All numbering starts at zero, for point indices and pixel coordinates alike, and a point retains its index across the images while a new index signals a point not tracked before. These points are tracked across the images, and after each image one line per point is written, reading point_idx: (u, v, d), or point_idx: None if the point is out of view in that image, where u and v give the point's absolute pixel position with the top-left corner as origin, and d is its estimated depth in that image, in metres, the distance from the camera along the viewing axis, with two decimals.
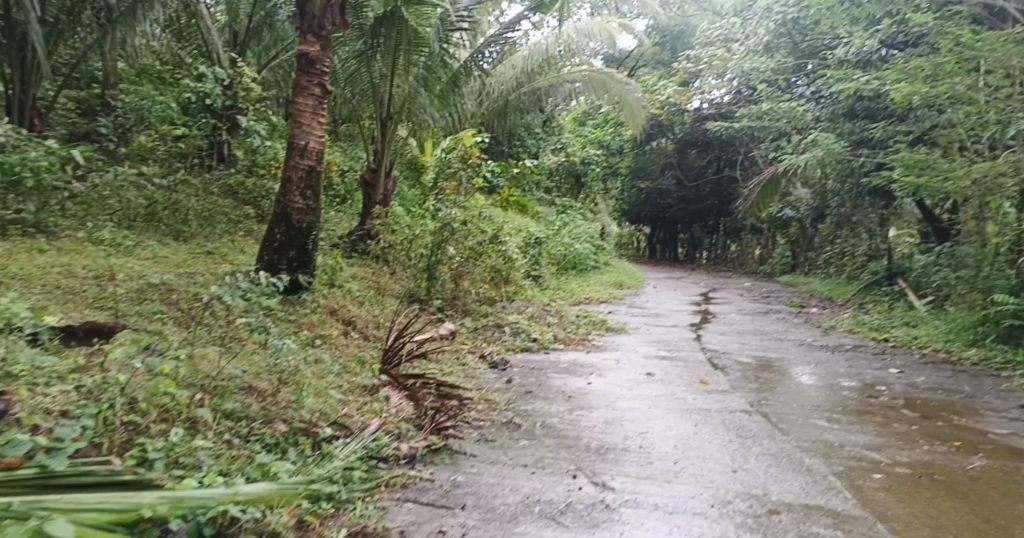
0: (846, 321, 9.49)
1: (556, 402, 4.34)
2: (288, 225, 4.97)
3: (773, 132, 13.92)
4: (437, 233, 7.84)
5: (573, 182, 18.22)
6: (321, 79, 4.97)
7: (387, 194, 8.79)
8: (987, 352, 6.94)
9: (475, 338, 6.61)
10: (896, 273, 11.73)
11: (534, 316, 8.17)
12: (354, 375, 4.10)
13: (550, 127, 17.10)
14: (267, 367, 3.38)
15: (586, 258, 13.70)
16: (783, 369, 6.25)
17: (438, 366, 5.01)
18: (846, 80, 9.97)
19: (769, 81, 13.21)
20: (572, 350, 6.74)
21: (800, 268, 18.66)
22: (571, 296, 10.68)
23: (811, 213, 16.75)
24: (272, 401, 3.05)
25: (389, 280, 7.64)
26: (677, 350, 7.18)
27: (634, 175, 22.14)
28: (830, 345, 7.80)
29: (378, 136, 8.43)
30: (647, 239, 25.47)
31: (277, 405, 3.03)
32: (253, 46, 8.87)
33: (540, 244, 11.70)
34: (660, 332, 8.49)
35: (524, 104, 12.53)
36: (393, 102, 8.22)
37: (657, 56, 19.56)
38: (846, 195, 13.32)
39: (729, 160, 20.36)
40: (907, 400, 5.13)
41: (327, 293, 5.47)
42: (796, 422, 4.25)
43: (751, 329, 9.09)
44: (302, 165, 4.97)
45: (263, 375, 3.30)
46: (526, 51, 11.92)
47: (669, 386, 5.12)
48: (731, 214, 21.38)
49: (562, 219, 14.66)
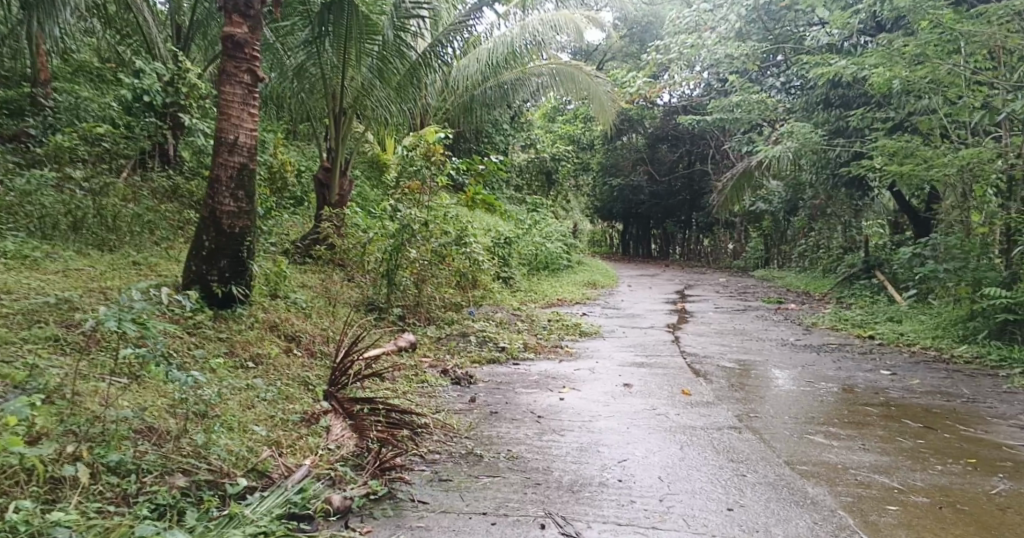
0: (826, 317, 9.13)
1: (524, 425, 3.85)
2: (218, 231, 4.53)
3: (745, 123, 13.52)
4: (393, 236, 7.30)
5: (543, 179, 17.79)
6: (249, 65, 4.57)
7: (343, 194, 8.33)
8: (980, 349, 6.59)
9: (437, 349, 6.13)
10: (874, 265, 11.41)
11: (503, 322, 7.68)
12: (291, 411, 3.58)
13: (518, 123, 16.62)
14: (169, 406, 2.96)
15: (557, 257, 13.24)
16: (763, 371, 5.87)
17: (393, 386, 4.55)
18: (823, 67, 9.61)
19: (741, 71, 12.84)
20: (543, 360, 6.25)
21: (774, 262, 18.35)
22: (541, 298, 10.21)
23: (785, 206, 16.44)
24: (171, 448, 2.68)
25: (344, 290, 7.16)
26: (655, 355, 6.72)
27: (605, 170, 21.76)
28: (813, 345, 7.40)
29: (330, 132, 8.04)
30: (619, 235, 25.08)
31: (178, 452, 2.66)
32: (197, 36, 8.15)
33: (510, 243, 11.21)
34: (635, 335, 8.04)
35: (491, 100, 12.13)
36: (347, 97, 7.85)
37: (626, 48, 19.18)
38: (822, 187, 12.98)
39: (701, 154, 20.06)
40: (904, 407, 4.73)
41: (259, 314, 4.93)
42: (792, 440, 3.81)
43: (729, 328, 8.71)
44: (231, 163, 4.54)
45: (166, 413, 2.89)
46: (491, 43, 11.36)
47: (649, 399, 4.68)
48: (702, 208, 21.04)
49: (533, 217, 14.21)
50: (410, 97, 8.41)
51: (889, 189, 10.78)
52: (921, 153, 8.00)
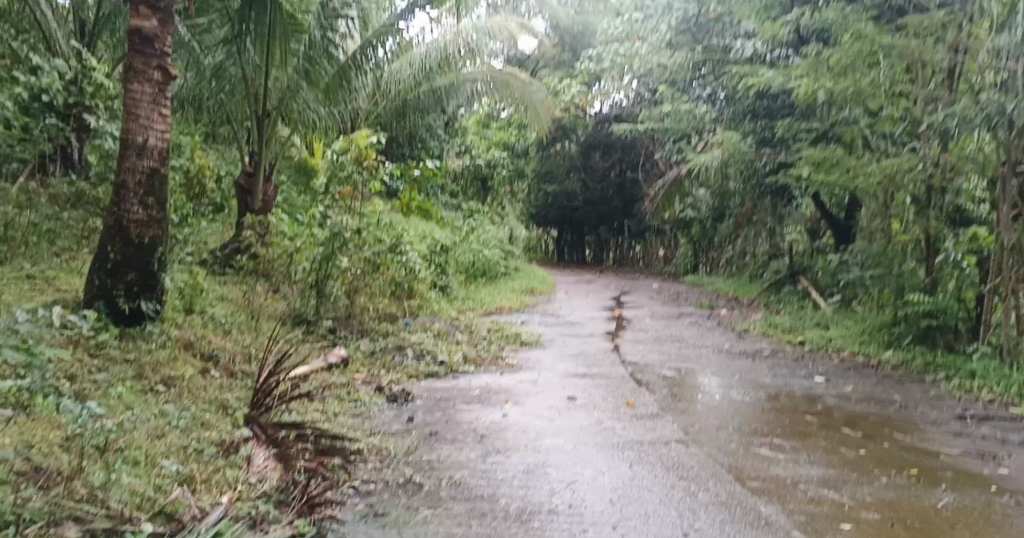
0: (758, 323, 8.91)
1: (465, 446, 3.77)
2: (125, 244, 4.40)
3: (676, 132, 13.66)
4: (325, 244, 7.13)
5: (478, 186, 17.67)
6: (160, 61, 4.35)
7: (266, 199, 8.30)
8: (906, 354, 6.37)
9: (372, 365, 5.88)
10: (799, 271, 11.47)
11: (441, 333, 7.45)
12: (210, 447, 3.35)
13: (453, 129, 16.45)
14: (58, 447, 2.83)
15: (495, 264, 13.09)
16: (688, 376, 6.02)
17: (323, 407, 4.39)
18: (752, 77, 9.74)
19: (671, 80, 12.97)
20: (484, 373, 6.08)
21: (705, 267, 18.53)
22: (479, 306, 10.03)
23: (714, 213, 16.62)
24: (59, 495, 2.40)
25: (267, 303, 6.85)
26: (597, 365, 6.60)
27: (540, 178, 21.77)
28: (746, 351, 7.13)
29: (255, 135, 8.09)
30: (555, 242, 25.10)
31: (65, 499, 2.38)
32: (104, 36, 7.80)
33: (446, 251, 10.98)
34: (575, 344, 7.92)
35: (424, 106, 11.90)
36: (270, 99, 7.97)
37: (557, 57, 19.15)
38: (751, 194, 13.16)
39: (632, 162, 20.34)
40: (842, 412, 4.66)
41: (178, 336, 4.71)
42: (737, 452, 3.75)
43: (667, 335, 8.69)
44: (140, 167, 4.37)
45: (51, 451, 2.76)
46: (423, 48, 11.21)
47: (592, 412, 4.61)
48: (635, 215, 21.14)
49: (470, 224, 14.03)
50: (339, 99, 8.47)
51: (816, 196, 10.93)
52: (845, 162, 7.87)
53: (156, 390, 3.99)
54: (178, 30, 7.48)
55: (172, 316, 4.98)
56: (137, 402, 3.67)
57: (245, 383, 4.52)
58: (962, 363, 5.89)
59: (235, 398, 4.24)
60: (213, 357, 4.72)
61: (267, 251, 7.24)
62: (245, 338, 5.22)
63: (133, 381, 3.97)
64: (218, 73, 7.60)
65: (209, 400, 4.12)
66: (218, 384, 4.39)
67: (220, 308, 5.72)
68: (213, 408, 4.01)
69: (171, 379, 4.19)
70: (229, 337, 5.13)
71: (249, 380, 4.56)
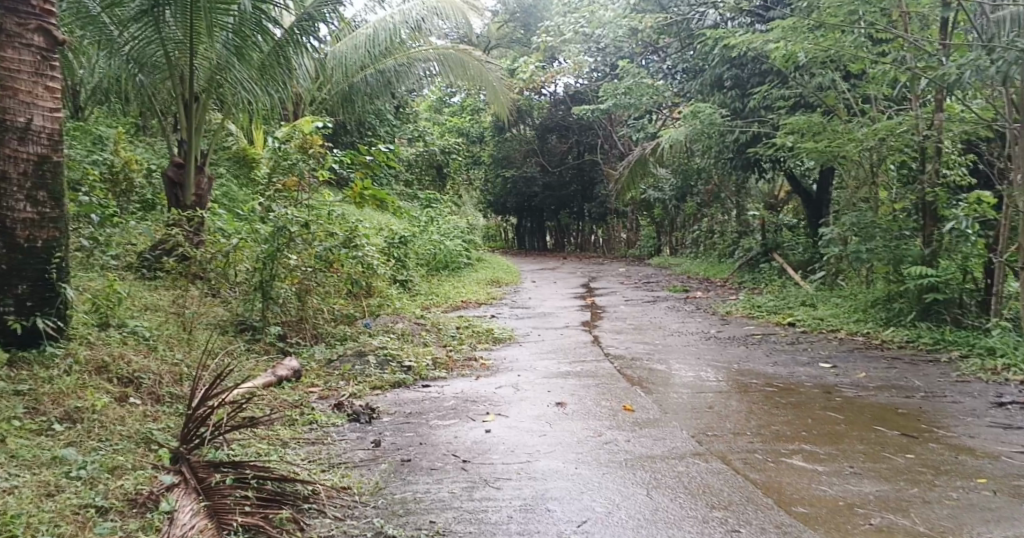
0: (739, 305, 8.33)
1: (447, 477, 3.17)
2: (12, 250, 3.86)
3: (639, 109, 13.07)
4: (269, 240, 6.39)
5: (434, 173, 16.88)
6: (39, 22, 3.86)
7: (201, 194, 7.65)
8: (911, 332, 5.89)
9: (327, 377, 5.25)
10: (773, 248, 10.95)
11: (404, 333, 6.79)
12: (118, 502, 2.79)
13: (404, 115, 15.68)
14: None
15: (457, 255, 12.40)
16: (679, 367, 5.51)
17: (268, 433, 3.84)
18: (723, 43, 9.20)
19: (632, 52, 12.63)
20: (457, 378, 5.45)
21: (668, 248, 18.01)
22: (443, 301, 9.35)
23: (677, 193, 16.08)
24: None
25: (205, 312, 6.17)
26: (580, 362, 5.99)
27: (496, 163, 21.12)
28: (734, 337, 6.57)
29: (182, 121, 7.43)
30: (514, 229, 24.41)
31: None
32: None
33: (405, 243, 10.26)
34: (551, 338, 7.30)
35: (373, 91, 11.17)
36: (200, 80, 7.30)
37: (510, 35, 18.49)
38: (719, 169, 12.67)
39: (590, 144, 19.81)
40: (863, 404, 4.12)
41: (86, 357, 4.13)
42: (767, 461, 3.18)
43: (646, 322, 8.16)
44: (24, 154, 3.83)
45: None
46: (370, 29, 10.55)
47: (586, 420, 4.04)
48: (594, 198, 20.54)
49: (427, 213, 13.32)
50: (275, 80, 7.76)
51: (790, 171, 10.43)
52: (833, 129, 7.19)
53: (53, 432, 3.42)
54: (86, 3, 6.77)
55: (81, 333, 4.37)
56: (26, 450, 3.12)
57: (175, 410, 4.05)
58: (977, 340, 5.41)
59: (160, 431, 3.74)
60: (133, 381, 4.19)
61: (199, 252, 6.41)
62: (174, 355, 4.64)
63: (24, 421, 3.44)
64: (138, 52, 7.03)
65: (121, 437, 3.60)
66: (137, 415, 3.87)
67: (144, 320, 5.07)
68: (131, 447, 3.48)
69: (78, 413, 3.65)
70: (154, 354, 4.55)
71: (176, 412, 4.02)
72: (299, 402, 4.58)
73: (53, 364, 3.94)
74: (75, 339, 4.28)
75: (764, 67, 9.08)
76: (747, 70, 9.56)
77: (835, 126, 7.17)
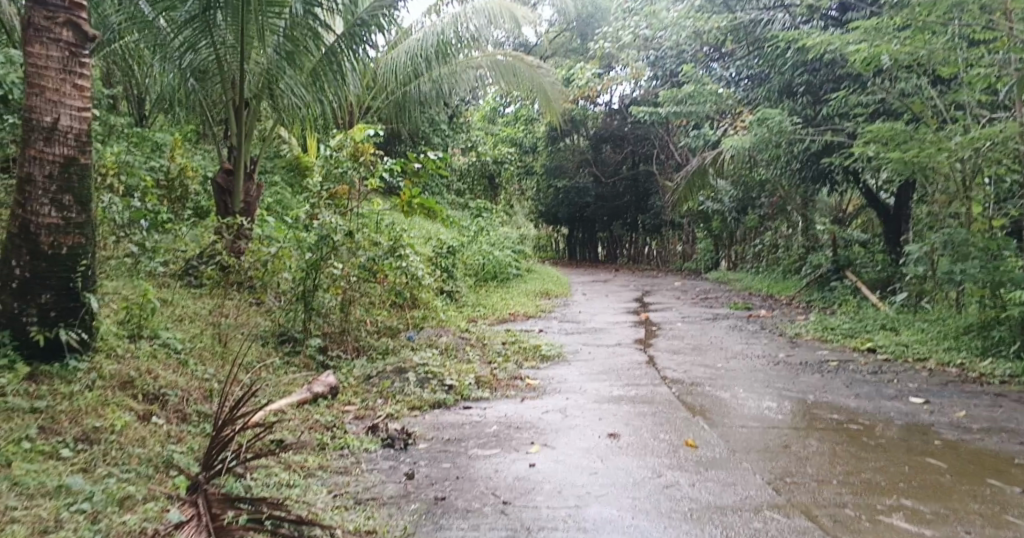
0: (809, 326, 7.77)
1: (488, 523, 2.83)
2: (36, 258, 3.64)
3: (699, 116, 12.59)
4: (312, 248, 6.19)
5: (486, 183, 16.63)
6: (69, 15, 3.62)
7: (249, 201, 7.51)
8: (1012, 364, 5.29)
9: (365, 397, 4.94)
10: (844, 265, 10.32)
11: (449, 348, 6.47)
12: None
13: (457, 123, 15.47)
14: None
15: (506, 265, 12.06)
16: (743, 395, 5.05)
17: (295, 461, 3.54)
18: (795, 43, 8.67)
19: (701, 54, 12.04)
20: (502, 400, 5.08)
21: (726, 262, 17.36)
22: (491, 313, 9.01)
23: (737, 205, 15.47)
24: None
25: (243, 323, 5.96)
26: (635, 385, 5.56)
27: (549, 173, 20.80)
28: (805, 362, 6.06)
29: (232, 127, 7.30)
30: (567, 239, 24.02)
31: None
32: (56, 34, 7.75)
33: (454, 253, 9.96)
34: (604, 357, 6.88)
35: (425, 99, 10.92)
36: (251, 84, 7.14)
37: (567, 43, 18.17)
38: (785, 179, 12.07)
39: (646, 154, 19.31)
40: (968, 450, 3.60)
41: (112, 371, 3.90)
42: (861, 520, 2.77)
43: (704, 342, 7.68)
44: (50, 157, 3.62)
45: None
46: (422, 34, 10.29)
47: (643, 456, 3.65)
48: (648, 209, 19.98)
49: (478, 223, 13.03)
50: (326, 86, 7.55)
51: (863, 184, 9.82)
52: (914, 138, 6.68)
53: (64, 455, 3.18)
54: (140, 6, 6.62)
55: (110, 345, 4.15)
56: (32, 476, 2.92)
57: (202, 431, 3.78)
58: None
59: (183, 452, 3.49)
60: (159, 398, 3.93)
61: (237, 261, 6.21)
62: (205, 370, 4.38)
63: (35, 442, 3.21)
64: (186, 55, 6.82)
65: (140, 460, 3.34)
66: (160, 435, 3.62)
67: (178, 331, 4.84)
68: (149, 472, 3.22)
69: (96, 433, 3.41)
70: (186, 370, 4.28)
71: (202, 432, 3.78)
72: (332, 425, 4.29)
73: (75, 379, 3.71)
74: (104, 350, 4.07)
75: (838, 70, 8.54)
76: (820, 74, 8.98)
77: (926, 134, 6.58)
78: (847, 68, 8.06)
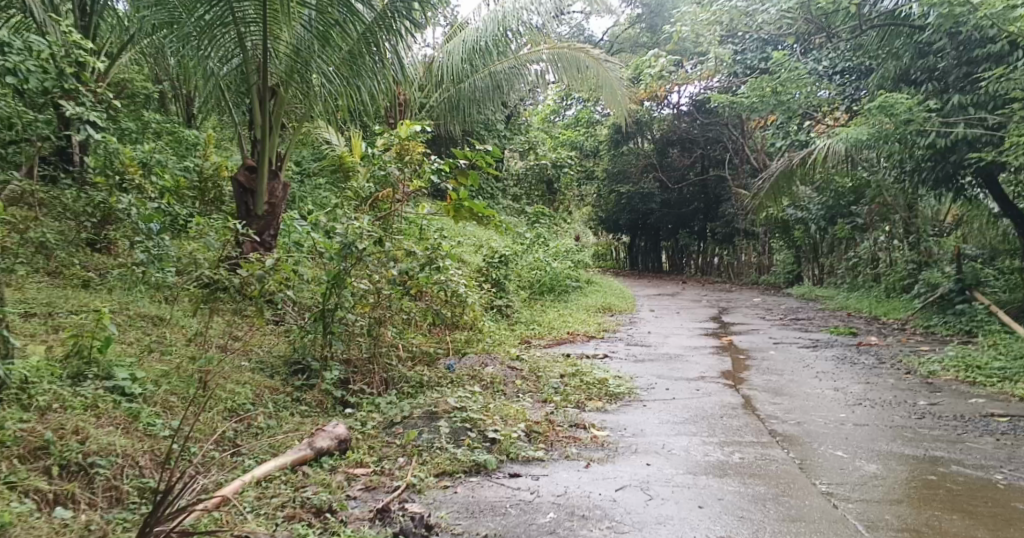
0: (946, 363, 6.45)
1: None
2: None
3: (790, 112, 11.21)
4: (337, 261, 5.04)
5: (545, 188, 15.37)
6: None
7: (274, 199, 6.42)
8: None
9: (382, 457, 3.77)
10: (971, 285, 8.92)
11: (496, 381, 5.32)
12: None
13: (515, 124, 14.32)
14: None
15: (565, 277, 10.80)
16: (890, 471, 3.74)
17: None
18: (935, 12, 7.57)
19: (797, 35, 10.83)
20: (559, 464, 3.84)
21: (809, 277, 15.69)
22: (548, 332, 7.79)
23: (825, 214, 13.92)
24: None
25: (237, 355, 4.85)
26: (735, 442, 4.26)
27: (612, 179, 19.53)
28: (965, 419, 4.79)
29: (255, 116, 6.21)
30: (627, 249, 22.60)
31: None
32: (111, 39, 7.64)
33: (507, 263, 8.78)
34: (686, 395, 5.55)
35: (482, 98, 9.77)
36: (279, 67, 5.98)
37: (636, 37, 16.98)
38: (895, 179, 10.54)
39: (718, 159, 17.94)
40: None
41: (18, 433, 3.02)
42: None
43: (807, 377, 6.32)
44: None
45: None
46: (479, 24, 9.17)
47: None
48: (719, 217, 18.41)
49: (534, 230, 11.84)
50: (365, 71, 6.18)
51: (999, 194, 8.59)
52: None
53: None
54: None
55: (34, 390, 3.29)
56: None
57: (136, 518, 2.82)
58: None
59: None
60: (85, 472, 3.00)
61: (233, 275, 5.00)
62: (166, 424, 3.42)
63: None
64: (211, 40, 5.73)
65: None
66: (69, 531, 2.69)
67: (138, 368, 3.87)
68: None
69: None
70: (138, 427, 3.33)
71: (138, 523, 2.78)
72: (331, 505, 3.15)
73: None
74: (21, 400, 3.23)
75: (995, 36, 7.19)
76: (947, 57, 7.85)
77: None
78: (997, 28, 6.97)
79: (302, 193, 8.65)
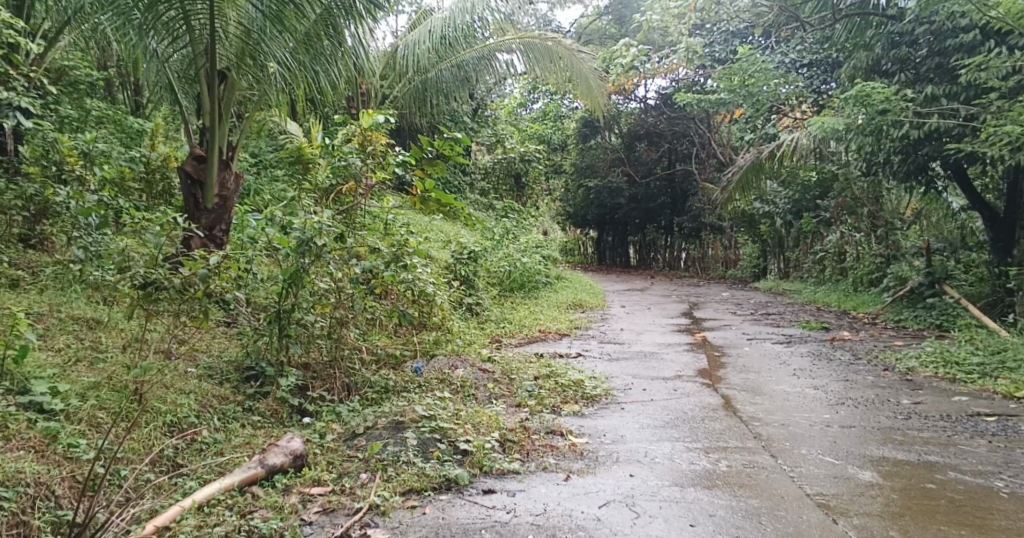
0: (926, 358, 6.30)
1: None
2: None
3: (758, 105, 11.06)
4: (293, 259, 4.65)
5: (512, 182, 15.05)
6: None
7: (225, 192, 6.01)
8: None
9: (343, 474, 3.44)
10: (941, 278, 8.82)
11: (467, 385, 5.01)
12: None
13: (481, 117, 13.98)
14: None
15: (534, 272, 10.51)
16: (887, 480, 3.52)
17: None
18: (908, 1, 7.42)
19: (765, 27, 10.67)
20: (536, 476, 3.55)
21: (777, 271, 15.63)
22: (518, 330, 7.50)
23: (792, 207, 13.83)
24: None
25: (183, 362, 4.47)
26: (720, 448, 4.01)
27: (578, 173, 19.28)
28: (955, 419, 4.61)
29: (205, 103, 5.79)
30: (595, 244, 22.39)
31: None
32: (49, 22, 7.13)
33: (475, 259, 8.46)
34: (665, 396, 5.30)
35: (449, 89, 9.42)
36: (229, 51, 5.56)
37: (602, 29, 16.75)
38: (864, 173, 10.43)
39: (684, 153, 17.81)
40: None
41: None
42: None
43: (787, 375, 6.12)
44: None
45: None
46: (446, 12, 8.81)
47: None
48: (685, 211, 18.29)
49: (502, 224, 11.52)
50: (324, 55, 5.78)
51: (969, 187, 8.50)
52: None
53: None
54: None
55: None
56: None
57: None
58: None
59: None
60: None
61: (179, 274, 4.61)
62: (91, 444, 3.25)
63: None
64: (158, 21, 5.29)
65: None
66: None
67: (61, 380, 3.64)
68: None
69: None
70: (56, 449, 3.16)
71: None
72: (283, 533, 2.94)
73: None
74: None
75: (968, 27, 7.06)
76: (919, 48, 7.71)
77: None
78: (972, 18, 6.83)
79: (259, 186, 8.22)
